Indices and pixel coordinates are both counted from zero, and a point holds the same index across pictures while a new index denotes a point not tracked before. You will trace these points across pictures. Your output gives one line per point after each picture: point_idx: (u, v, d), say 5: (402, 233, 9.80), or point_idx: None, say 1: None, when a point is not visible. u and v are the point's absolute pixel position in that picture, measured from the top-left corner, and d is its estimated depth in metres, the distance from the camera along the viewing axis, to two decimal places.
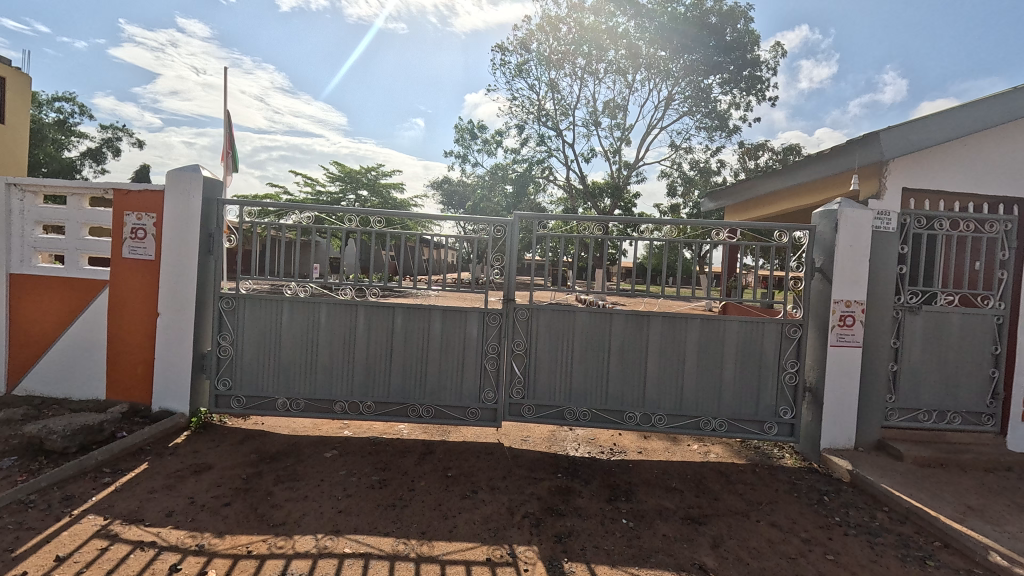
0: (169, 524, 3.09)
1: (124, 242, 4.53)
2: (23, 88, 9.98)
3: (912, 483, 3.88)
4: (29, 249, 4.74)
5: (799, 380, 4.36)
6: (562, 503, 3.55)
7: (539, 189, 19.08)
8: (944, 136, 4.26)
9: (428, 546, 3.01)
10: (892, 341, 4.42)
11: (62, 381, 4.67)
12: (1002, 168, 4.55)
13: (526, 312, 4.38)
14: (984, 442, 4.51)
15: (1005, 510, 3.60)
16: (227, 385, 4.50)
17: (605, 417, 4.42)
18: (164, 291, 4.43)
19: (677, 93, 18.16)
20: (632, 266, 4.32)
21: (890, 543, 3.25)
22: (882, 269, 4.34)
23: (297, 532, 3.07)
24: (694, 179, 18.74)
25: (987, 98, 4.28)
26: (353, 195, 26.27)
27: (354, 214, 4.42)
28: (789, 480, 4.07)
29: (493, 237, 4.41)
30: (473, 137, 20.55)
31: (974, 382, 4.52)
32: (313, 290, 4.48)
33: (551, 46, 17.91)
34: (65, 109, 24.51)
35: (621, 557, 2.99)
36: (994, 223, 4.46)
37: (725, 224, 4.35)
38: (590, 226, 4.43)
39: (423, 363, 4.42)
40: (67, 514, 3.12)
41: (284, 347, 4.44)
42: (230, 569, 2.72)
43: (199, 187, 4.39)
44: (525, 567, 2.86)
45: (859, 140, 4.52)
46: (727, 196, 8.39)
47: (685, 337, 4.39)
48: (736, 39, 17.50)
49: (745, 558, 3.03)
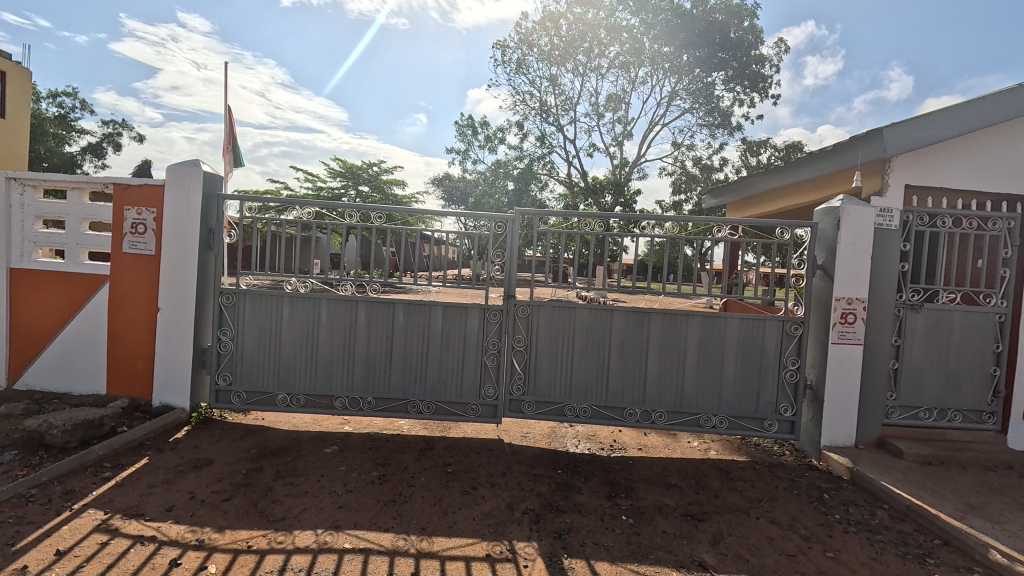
0: (169, 519, 3.09)
1: (124, 237, 4.52)
2: (23, 82, 9.98)
3: (913, 481, 3.88)
4: (29, 244, 4.73)
5: (799, 377, 4.35)
6: (562, 500, 3.55)
7: (540, 185, 19.06)
8: (948, 133, 4.24)
9: (428, 541, 3.01)
10: (893, 338, 4.41)
11: (62, 376, 4.68)
12: (1006, 166, 4.52)
13: (527, 309, 4.37)
14: (985, 440, 4.51)
15: (1005, 508, 3.60)
16: (228, 380, 4.50)
17: (605, 413, 4.42)
18: (164, 286, 4.43)
19: (680, 89, 18.09)
20: (633, 263, 4.31)
21: (889, 540, 3.25)
22: (884, 266, 4.32)
23: (298, 527, 3.08)
24: (696, 175, 18.72)
25: (990, 94, 4.26)
26: (354, 191, 26.24)
27: (354, 209, 4.40)
28: (789, 478, 4.06)
29: (493, 234, 4.36)
30: (474, 133, 20.48)
31: (975, 380, 4.51)
32: (313, 285, 4.44)
33: (553, 41, 17.83)
34: (66, 104, 24.50)
35: (621, 553, 2.99)
36: (997, 221, 4.44)
37: (727, 221, 4.33)
38: (591, 223, 4.41)
39: (423, 359, 4.42)
40: (67, 508, 3.12)
41: (284, 343, 4.44)
42: (230, 563, 2.72)
43: (200, 182, 4.38)
44: (525, 563, 2.86)
45: (861, 137, 4.50)
46: (729, 193, 8.37)
47: (685, 334, 4.38)
48: (740, 35, 17.41)
49: (745, 555, 3.03)
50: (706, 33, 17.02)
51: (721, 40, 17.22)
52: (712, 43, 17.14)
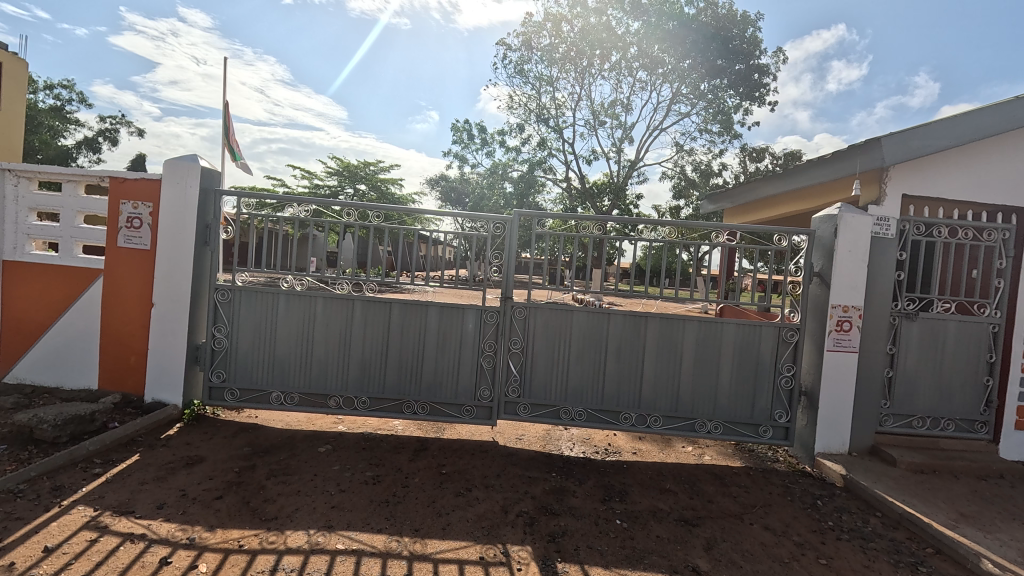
0: (160, 517, 3.06)
1: (120, 231, 4.49)
2: (22, 75, 9.61)
3: (905, 488, 3.89)
4: (23, 236, 4.69)
5: (794, 384, 4.38)
6: (556, 503, 3.54)
7: (539, 188, 18.99)
8: (947, 143, 4.26)
9: (421, 544, 2.99)
10: (889, 347, 4.43)
11: (53, 370, 4.63)
12: (1001, 177, 4.56)
13: (524, 311, 4.35)
14: (977, 449, 4.53)
15: (997, 518, 3.61)
16: (222, 376, 4.47)
17: (601, 417, 4.42)
18: (160, 282, 4.39)
19: (680, 95, 18.11)
20: (630, 268, 4.20)
21: (882, 548, 3.25)
22: (880, 275, 4.34)
23: (289, 527, 3.05)
24: (695, 181, 18.79)
25: (989, 106, 4.29)
26: (352, 189, 26.02)
27: (352, 207, 4.31)
28: (782, 484, 4.07)
29: (492, 235, 4.34)
30: (472, 136, 20.37)
31: (968, 389, 4.54)
32: (309, 283, 4.40)
33: (553, 44, 17.90)
34: (62, 95, 24.30)
35: (614, 558, 2.98)
36: (992, 232, 4.49)
37: (725, 227, 4.26)
38: (589, 226, 4.35)
39: (419, 359, 4.40)
40: (55, 505, 3.08)
41: (279, 339, 4.41)
42: (221, 563, 2.69)
43: (198, 176, 4.36)
44: (519, 566, 2.85)
45: (858, 146, 4.53)
46: (727, 199, 8.43)
47: (682, 338, 4.38)
48: (739, 44, 17.54)
49: (739, 561, 3.02)
50: (705, 41, 17.09)
51: (721, 47, 17.31)
52: (712, 51, 17.22)
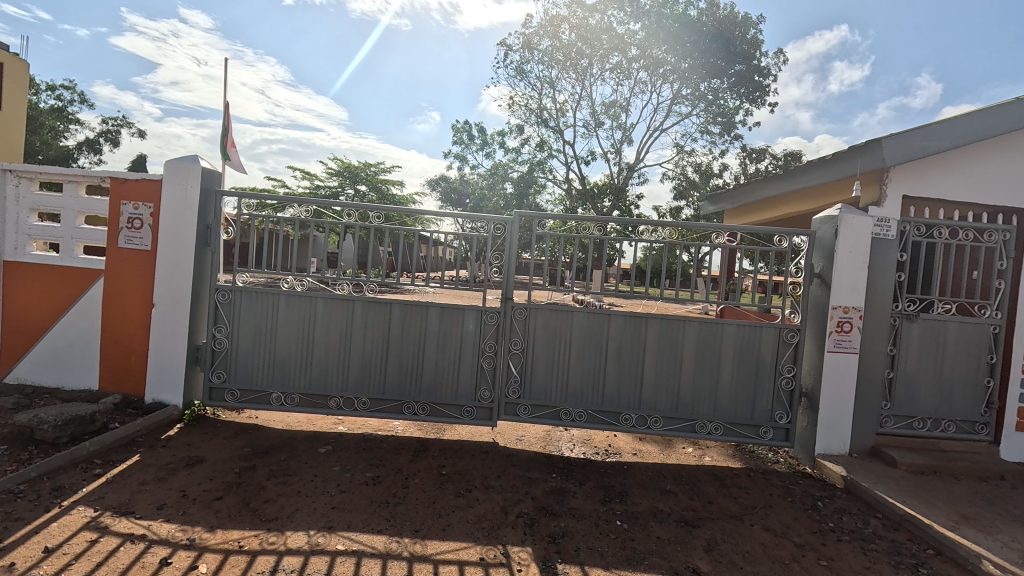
0: (160, 517, 3.06)
1: (121, 232, 4.49)
2: (22, 76, 9.63)
3: (906, 490, 3.89)
4: (24, 236, 4.70)
5: (795, 385, 4.38)
6: (557, 504, 3.54)
7: (539, 189, 18.99)
8: (947, 144, 4.26)
9: (421, 544, 2.99)
10: (889, 348, 4.42)
11: (53, 371, 4.64)
12: (1002, 178, 4.56)
13: (525, 311, 4.35)
14: (978, 451, 4.53)
15: (998, 519, 3.61)
16: (222, 377, 4.47)
17: (601, 418, 4.42)
18: (161, 282, 4.39)
19: (680, 96, 18.12)
20: (631, 268, 4.23)
21: (882, 549, 3.25)
22: (881, 276, 4.34)
23: (289, 528, 3.05)
24: (695, 182, 18.79)
25: (990, 107, 4.29)
26: (352, 189, 26.02)
27: (352, 208, 4.32)
28: (783, 485, 4.07)
29: (492, 235, 4.34)
30: (472, 136, 20.38)
31: (968, 391, 4.54)
32: (310, 284, 4.40)
33: (553, 45, 17.93)
34: (62, 96, 24.32)
35: (614, 559, 2.98)
36: (993, 233, 4.49)
37: (725, 228, 4.26)
38: (589, 227, 4.36)
39: (419, 360, 4.40)
40: (56, 505, 3.08)
41: (280, 340, 4.41)
42: (221, 563, 2.70)
43: (198, 176, 4.36)
44: (519, 567, 2.85)
45: (859, 147, 4.53)
46: (728, 200, 8.44)
47: (682, 338, 4.38)
48: (739, 45, 17.55)
49: (739, 562, 3.02)
50: (705, 42, 17.11)
51: (721, 48, 17.33)
52: (712, 52, 17.23)
